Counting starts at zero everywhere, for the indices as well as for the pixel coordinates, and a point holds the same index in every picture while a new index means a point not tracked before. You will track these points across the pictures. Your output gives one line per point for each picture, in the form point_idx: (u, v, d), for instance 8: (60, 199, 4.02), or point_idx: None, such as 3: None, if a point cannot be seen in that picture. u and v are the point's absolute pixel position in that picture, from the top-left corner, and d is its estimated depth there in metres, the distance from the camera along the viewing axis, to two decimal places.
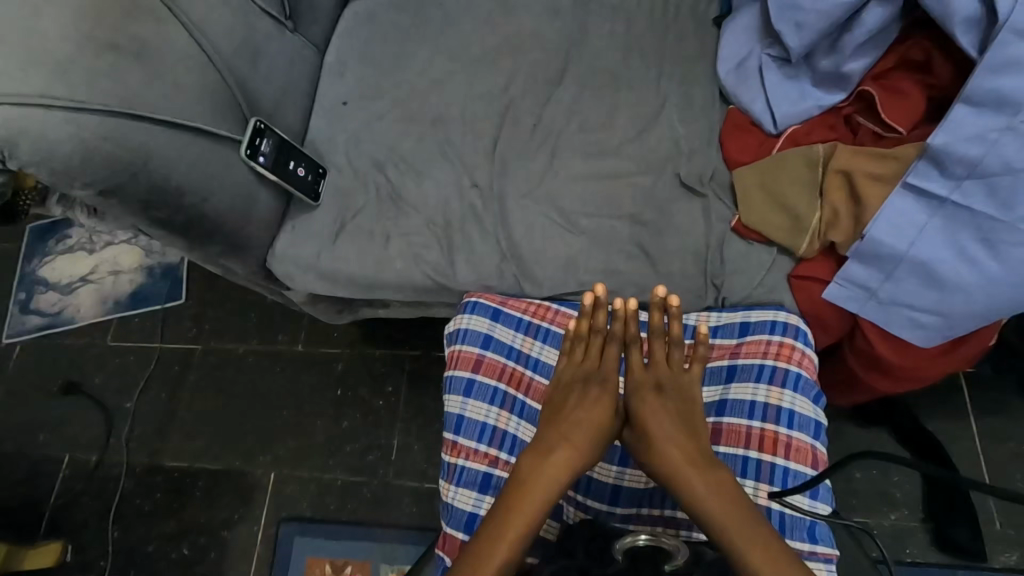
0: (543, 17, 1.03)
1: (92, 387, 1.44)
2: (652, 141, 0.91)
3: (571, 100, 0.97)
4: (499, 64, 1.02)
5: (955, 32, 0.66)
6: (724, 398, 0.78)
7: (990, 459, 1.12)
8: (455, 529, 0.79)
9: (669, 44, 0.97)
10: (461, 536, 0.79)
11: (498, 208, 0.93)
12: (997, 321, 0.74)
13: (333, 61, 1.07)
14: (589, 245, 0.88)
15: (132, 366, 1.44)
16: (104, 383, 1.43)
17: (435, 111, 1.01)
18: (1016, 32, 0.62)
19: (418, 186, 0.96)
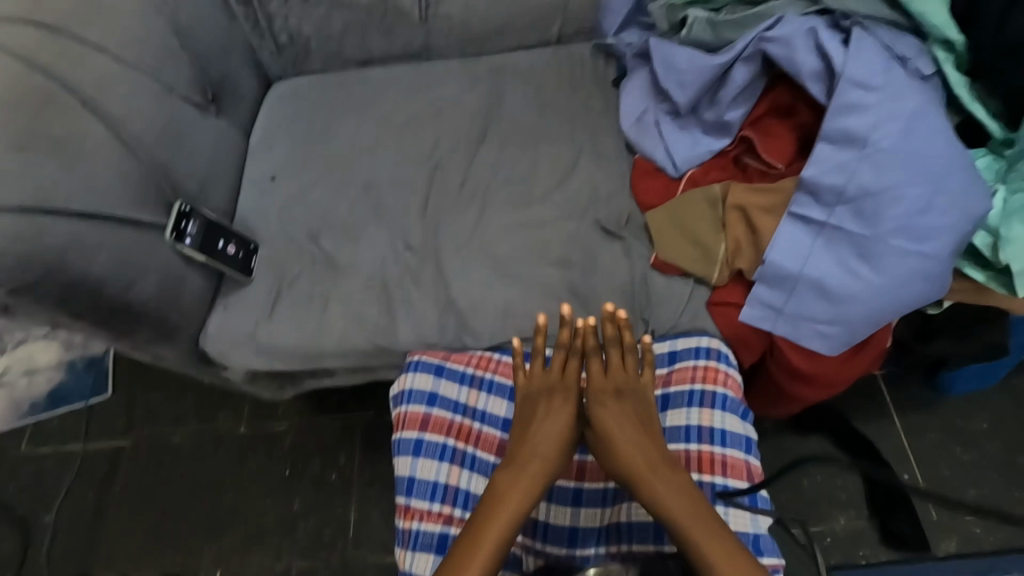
0: (460, 89, 1.12)
1: (4, 504, 1.30)
2: (573, 190, 0.98)
3: (495, 158, 1.03)
4: (422, 132, 1.08)
5: (805, 82, 0.76)
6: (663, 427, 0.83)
7: (912, 451, 1.21)
8: None
9: (577, 104, 1.07)
10: None
11: (434, 264, 0.95)
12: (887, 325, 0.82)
13: (258, 141, 1.11)
14: (526, 291, 0.92)
15: (52, 475, 1.32)
16: (20, 497, 1.30)
17: (366, 178, 1.05)
18: (851, 81, 0.73)
19: (352, 254, 0.98)
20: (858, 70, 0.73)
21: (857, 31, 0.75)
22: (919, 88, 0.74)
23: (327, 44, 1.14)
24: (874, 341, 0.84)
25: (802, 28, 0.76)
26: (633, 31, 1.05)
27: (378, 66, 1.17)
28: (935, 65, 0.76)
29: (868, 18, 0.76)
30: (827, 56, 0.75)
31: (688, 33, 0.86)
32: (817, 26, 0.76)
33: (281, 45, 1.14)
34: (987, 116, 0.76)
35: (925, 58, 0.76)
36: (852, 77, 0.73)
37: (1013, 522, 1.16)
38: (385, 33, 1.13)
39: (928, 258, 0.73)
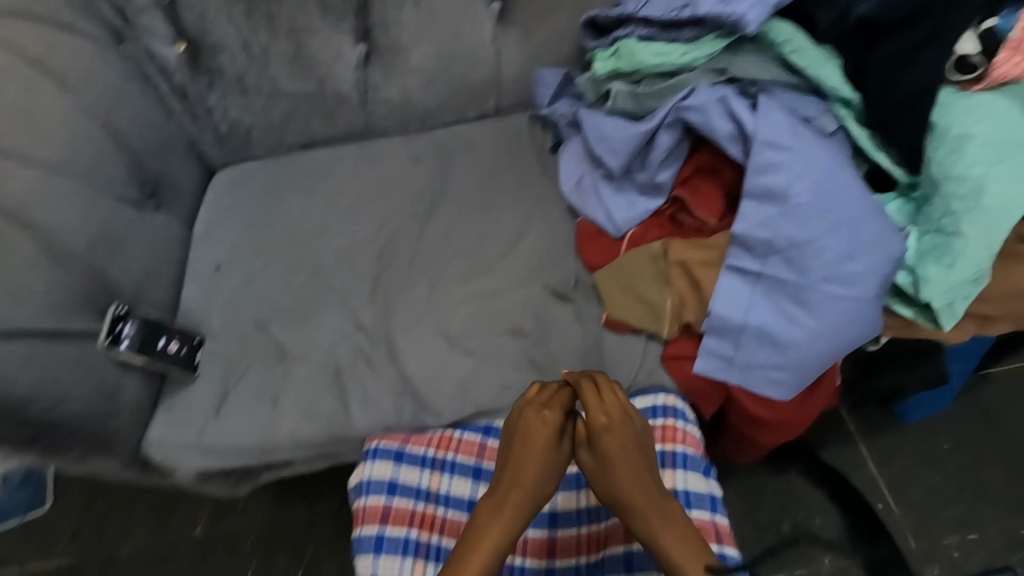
0: (405, 165, 1.14)
1: None
2: (521, 259, 1.00)
3: (443, 232, 1.05)
4: (369, 211, 1.10)
5: (724, 145, 0.81)
6: None
7: (883, 479, 1.22)
8: None
9: (519, 172, 1.11)
10: None
11: (387, 346, 0.94)
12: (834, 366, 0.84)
13: (202, 232, 1.10)
14: (480, 365, 0.92)
15: None
16: None
17: (314, 262, 1.05)
18: (764, 142, 0.78)
19: (302, 340, 0.96)
20: (770, 132, 0.78)
21: (764, 96, 0.81)
22: (827, 143, 0.79)
23: (269, 132, 1.15)
24: (822, 385, 0.86)
25: (714, 96, 0.82)
26: (565, 101, 1.10)
27: (322, 150, 1.19)
28: (838, 121, 0.82)
29: (772, 84, 0.83)
30: (739, 121, 0.80)
31: (614, 105, 0.92)
32: (727, 95, 0.81)
33: (222, 136, 1.14)
34: (891, 164, 0.80)
35: (828, 117, 0.82)
36: (766, 138, 0.78)
37: (987, 542, 1.16)
38: (327, 118, 1.15)
39: (859, 300, 0.77)
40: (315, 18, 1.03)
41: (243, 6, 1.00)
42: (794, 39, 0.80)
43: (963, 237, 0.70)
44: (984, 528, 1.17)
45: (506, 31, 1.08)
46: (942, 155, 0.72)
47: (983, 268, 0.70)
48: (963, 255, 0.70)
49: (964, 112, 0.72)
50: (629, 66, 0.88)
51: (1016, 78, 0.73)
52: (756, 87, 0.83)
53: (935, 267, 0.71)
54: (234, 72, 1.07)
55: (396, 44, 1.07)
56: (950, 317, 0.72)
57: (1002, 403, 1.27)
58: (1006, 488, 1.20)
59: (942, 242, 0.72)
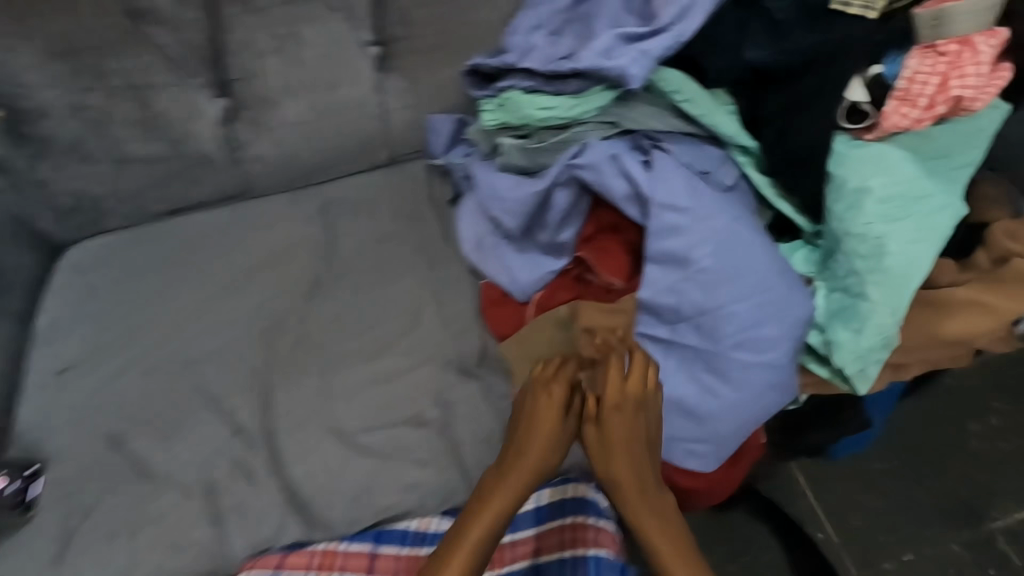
0: (289, 230, 1.02)
1: None
2: (422, 333, 0.90)
3: (333, 307, 0.93)
4: (248, 287, 0.97)
5: (621, 205, 0.75)
6: None
7: (822, 509, 1.20)
8: None
9: (417, 231, 1.01)
10: None
11: (269, 452, 0.82)
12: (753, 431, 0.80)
13: (45, 328, 0.93)
14: (378, 464, 0.81)
15: None
16: None
17: (183, 354, 0.90)
18: (661, 204, 0.72)
19: (168, 454, 0.82)
20: (666, 193, 0.72)
21: (658, 150, 0.75)
22: (727, 200, 0.74)
23: (124, 202, 1.00)
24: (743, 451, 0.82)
25: (606, 154, 0.75)
26: (461, 151, 1.00)
27: (191, 216, 1.04)
28: (736, 170, 0.78)
29: (666, 135, 0.77)
30: (633, 180, 0.74)
31: (505, 162, 0.83)
32: (620, 151, 0.75)
33: (64, 211, 0.98)
34: (793, 211, 0.78)
35: (726, 168, 0.77)
36: (663, 201, 0.72)
37: (924, 563, 1.16)
38: (193, 182, 1.01)
39: (772, 366, 0.72)
40: (160, 74, 0.89)
41: (65, 65, 0.85)
42: (685, 88, 0.75)
43: (869, 300, 0.66)
44: (919, 548, 1.17)
45: (388, 77, 0.98)
46: (841, 209, 0.68)
47: (892, 330, 0.67)
48: (870, 319, 0.66)
49: (859, 162, 0.68)
50: (517, 120, 0.81)
51: (906, 129, 0.68)
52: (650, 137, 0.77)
53: (845, 331, 0.68)
54: (67, 140, 0.91)
55: (263, 97, 0.95)
56: (865, 382, 0.68)
57: (927, 418, 1.27)
58: (937, 505, 1.20)
59: (848, 304, 0.68)
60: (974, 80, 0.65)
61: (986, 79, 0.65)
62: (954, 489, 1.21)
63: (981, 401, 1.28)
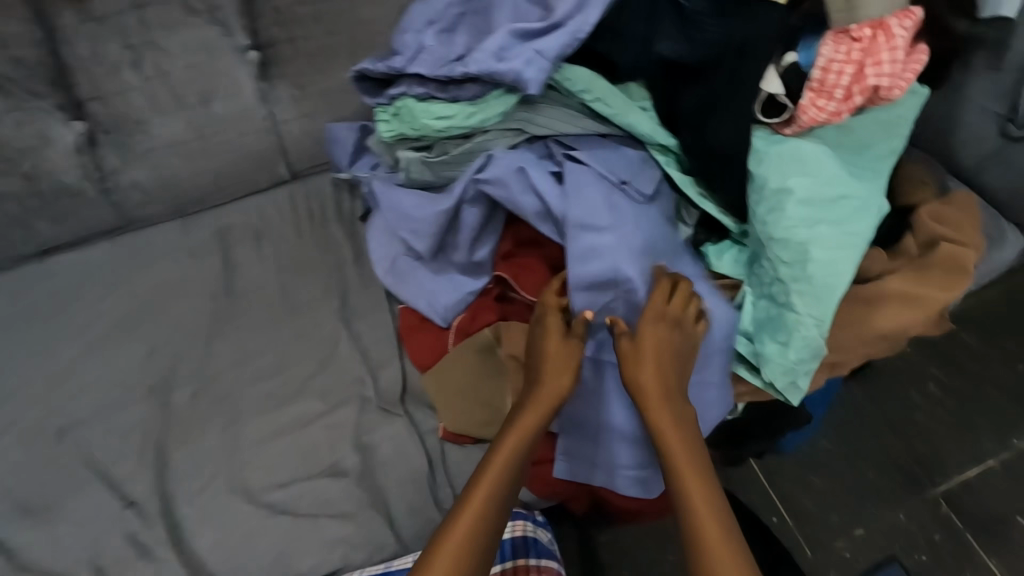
0: (180, 265, 0.91)
1: None
2: (335, 370, 0.82)
3: (234, 350, 0.84)
4: (136, 334, 0.86)
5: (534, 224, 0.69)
6: None
7: (776, 494, 1.21)
8: None
9: (325, 254, 0.92)
10: None
11: (166, 524, 0.73)
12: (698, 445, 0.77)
13: None
14: (292, 523, 0.73)
15: None
16: None
17: (60, 420, 0.80)
18: (576, 222, 0.66)
19: (47, 538, 0.72)
20: (579, 209, 0.66)
21: (569, 160, 0.69)
22: (643, 212, 0.68)
23: None
24: None
25: (511, 167, 0.67)
26: (365, 164, 0.90)
27: (65, 257, 0.92)
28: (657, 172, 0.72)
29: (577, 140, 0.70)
30: (543, 195, 0.68)
31: (407, 176, 0.76)
32: (526, 163, 0.67)
33: None
34: (719, 212, 0.72)
35: (646, 173, 0.70)
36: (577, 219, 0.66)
37: (875, 536, 1.17)
38: (58, 219, 0.88)
39: (702, 384, 0.68)
40: None
41: None
42: (594, 87, 0.68)
43: (795, 311, 0.62)
44: (869, 522, 1.18)
45: (272, 86, 0.88)
46: (763, 212, 0.63)
47: (821, 341, 0.63)
48: (797, 331, 0.62)
49: (779, 161, 0.63)
50: (413, 131, 0.73)
51: (825, 122, 0.64)
52: (561, 145, 0.71)
53: (773, 344, 0.64)
54: None
55: (126, 117, 0.83)
56: (797, 394, 0.65)
57: (867, 390, 1.28)
58: (883, 477, 1.21)
59: (775, 315, 0.64)
60: (889, 68, 0.60)
61: (902, 64, 0.60)
62: (898, 459, 1.22)
63: (919, 370, 1.29)
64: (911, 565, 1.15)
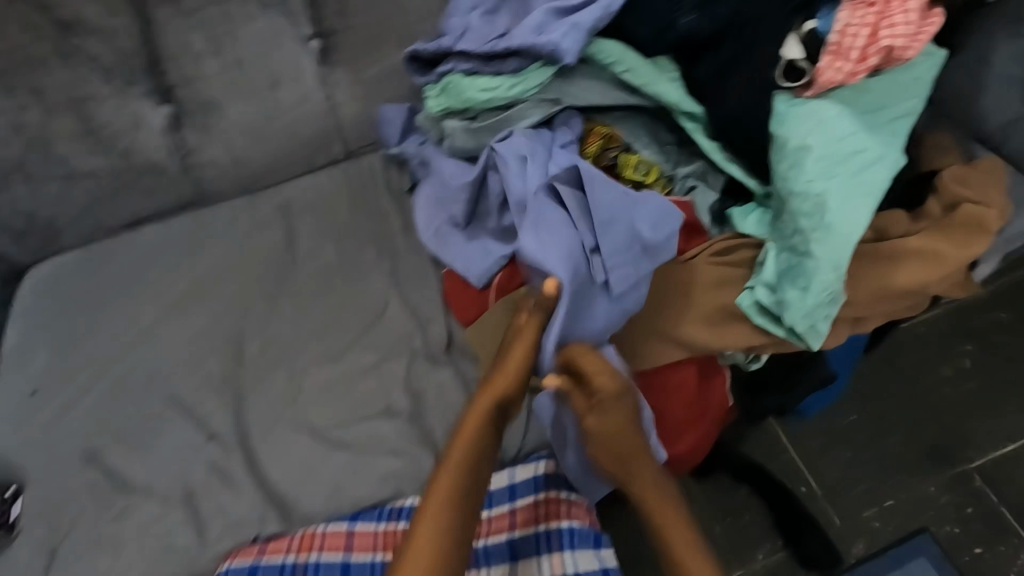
0: (248, 234, 1.02)
1: None
2: (387, 326, 0.91)
3: (297, 309, 0.94)
4: (210, 295, 0.97)
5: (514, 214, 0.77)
6: None
7: (804, 463, 1.24)
8: None
9: (376, 224, 1.01)
10: None
11: (244, 455, 0.83)
12: (720, 395, 0.82)
13: (14, 350, 0.93)
14: (351, 458, 0.82)
15: None
16: None
17: (150, 368, 0.91)
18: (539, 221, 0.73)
19: (144, 465, 0.83)
20: (546, 227, 0.72)
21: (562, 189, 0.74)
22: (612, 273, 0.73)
23: (79, 220, 0.99)
24: (709, 411, 0.82)
25: (515, 154, 0.77)
26: (413, 142, 0.98)
27: (150, 228, 1.03)
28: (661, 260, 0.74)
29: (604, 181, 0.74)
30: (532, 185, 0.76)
31: (453, 144, 0.84)
32: (531, 155, 0.76)
33: (20, 233, 0.97)
34: (744, 174, 0.78)
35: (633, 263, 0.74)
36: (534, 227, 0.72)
37: (903, 507, 1.19)
38: (146, 193, 1.00)
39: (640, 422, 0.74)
40: (100, 86, 0.89)
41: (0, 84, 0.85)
42: (624, 59, 0.75)
43: (814, 259, 0.67)
44: (898, 493, 1.20)
45: (332, 71, 0.97)
46: (785, 168, 0.68)
47: (839, 286, 0.68)
48: (816, 277, 0.68)
49: (800, 119, 0.68)
50: (460, 103, 0.81)
51: (842, 83, 0.67)
52: (572, 175, 0.75)
53: (793, 290, 0.69)
54: (13, 159, 0.90)
55: (207, 101, 0.94)
56: (816, 337, 0.70)
57: (897, 367, 1.30)
58: (912, 451, 1.23)
59: (796, 264, 0.69)
60: (903, 29, 0.64)
61: (917, 26, 0.64)
62: (928, 434, 1.24)
63: (952, 346, 1.30)
64: (941, 537, 1.16)
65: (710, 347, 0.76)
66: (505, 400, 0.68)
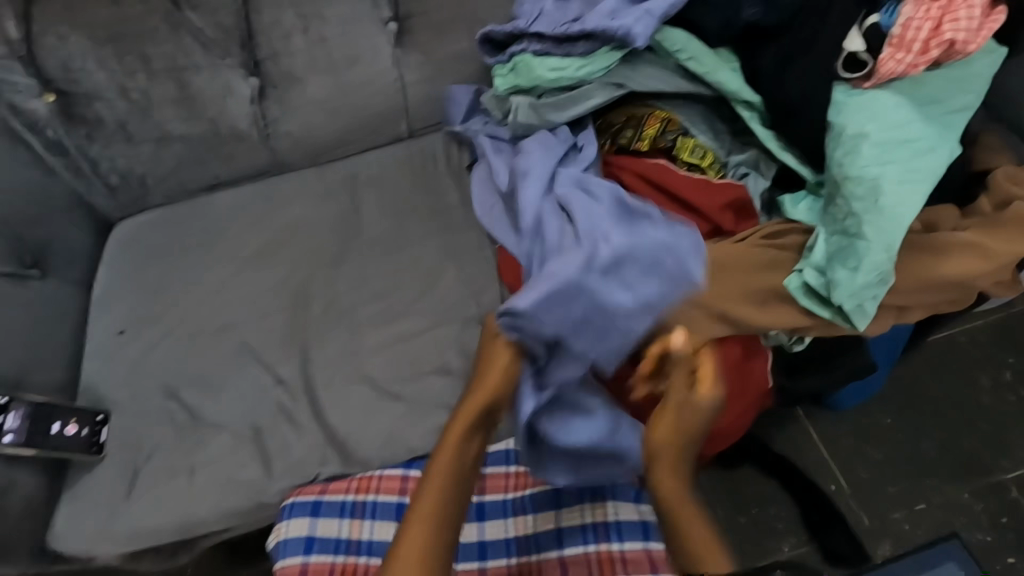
0: (315, 201, 1.09)
1: None
2: (443, 292, 0.97)
3: (359, 272, 1.00)
4: (279, 255, 1.04)
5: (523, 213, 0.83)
6: (559, 529, 0.83)
7: (835, 461, 1.25)
8: None
9: (435, 198, 1.07)
10: None
11: (308, 400, 0.90)
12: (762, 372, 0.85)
13: (101, 294, 1.02)
14: (406, 410, 0.88)
15: None
16: None
17: (223, 318, 0.98)
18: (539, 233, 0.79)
19: (216, 403, 0.90)
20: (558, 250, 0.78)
21: (580, 202, 0.79)
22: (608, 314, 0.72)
23: (164, 180, 1.07)
24: (749, 388, 0.85)
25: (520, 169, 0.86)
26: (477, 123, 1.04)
27: (227, 191, 1.11)
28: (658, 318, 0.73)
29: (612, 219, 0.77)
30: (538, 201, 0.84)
31: (515, 117, 0.89)
32: (531, 171, 0.85)
33: (113, 187, 1.06)
34: (796, 163, 0.82)
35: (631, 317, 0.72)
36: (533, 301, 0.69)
37: (934, 512, 1.19)
38: (227, 158, 1.08)
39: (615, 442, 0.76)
40: (197, 56, 0.97)
41: (111, 50, 0.93)
42: (689, 47, 0.80)
43: (865, 239, 0.70)
44: (930, 497, 1.20)
45: (405, 52, 1.04)
46: (839, 156, 0.72)
47: (889, 267, 0.71)
48: (867, 257, 0.70)
49: (855, 109, 0.72)
50: (528, 82, 0.86)
51: (902, 75, 0.70)
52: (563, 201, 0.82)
53: (843, 270, 0.72)
54: (115, 119, 0.99)
55: (289, 75, 1.02)
56: (863, 316, 0.73)
57: (936, 374, 1.29)
58: (947, 457, 1.23)
59: (847, 244, 0.72)
60: (966, 24, 0.67)
61: (978, 23, 0.68)
62: (964, 442, 1.23)
63: (993, 357, 1.29)
64: (972, 543, 1.16)
65: (758, 325, 0.79)
66: (494, 403, 0.70)
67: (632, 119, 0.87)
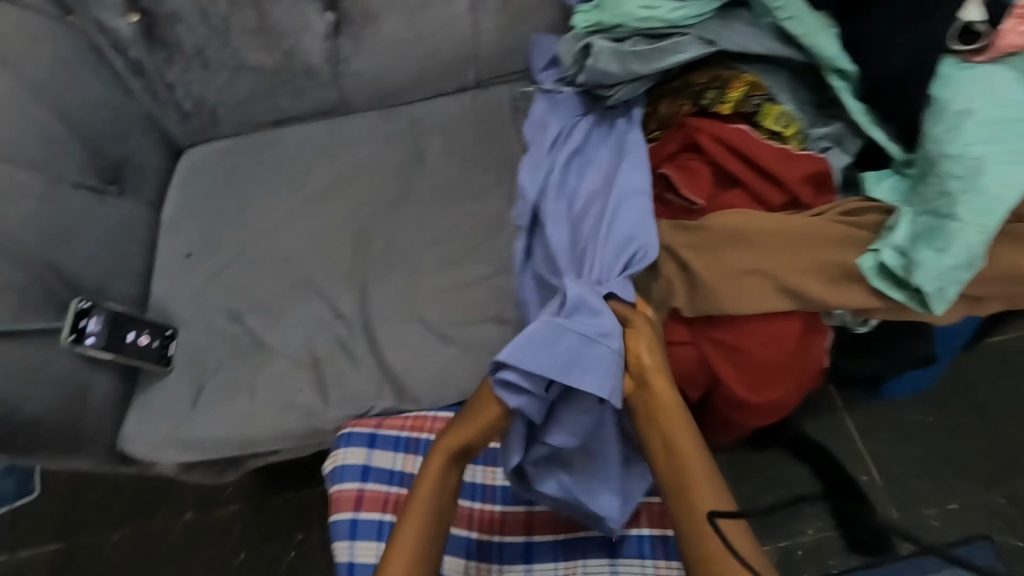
0: (379, 144, 1.09)
1: None
2: (501, 244, 0.97)
3: (419, 217, 1.01)
4: (341, 194, 1.05)
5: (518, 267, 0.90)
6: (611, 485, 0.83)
7: (870, 453, 1.24)
8: (366, 541, 0.81)
9: (498, 150, 1.06)
10: (376, 545, 0.81)
11: (366, 336, 0.92)
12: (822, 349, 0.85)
13: (171, 218, 1.05)
14: (460, 354, 0.90)
15: None
16: None
17: (286, 250, 1.01)
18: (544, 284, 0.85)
19: (278, 330, 0.94)
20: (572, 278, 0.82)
21: (601, 232, 0.82)
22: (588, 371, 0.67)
23: (235, 110, 1.09)
24: (804, 367, 0.85)
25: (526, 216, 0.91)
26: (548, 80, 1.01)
27: (292, 128, 1.12)
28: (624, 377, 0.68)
29: (615, 266, 0.79)
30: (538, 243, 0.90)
31: (595, 64, 0.86)
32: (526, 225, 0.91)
33: (187, 114, 1.08)
34: (886, 139, 0.79)
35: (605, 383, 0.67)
36: (514, 355, 0.66)
37: (966, 512, 1.18)
38: (296, 94, 1.09)
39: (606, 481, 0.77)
40: None
41: None
42: (790, 5, 0.78)
43: (959, 219, 0.69)
44: (964, 498, 1.19)
45: None
46: (941, 131, 0.71)
47: (979, 251, 0.69)
48: (958, 238, 0.69)
49: (965, 86, 0.71)
50: (613, 19, 0.85)
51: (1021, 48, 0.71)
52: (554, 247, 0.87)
53: (929, 250, 0.71)
54: (194, 45, 1.00)
55: (366, 12, 1.01)
56: (942, 301, 0.71)
57: (986, 378, 1.26)
58: (986, 461, 1.21)
59: (937, 225, 0.71)
60: None
61: None
62: (1006, 447, 1.21)
63: None
64: (1003, 547, 1.15)
65: (823, 301, 0.78)
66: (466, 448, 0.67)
67: (717, 81, 0.84)
